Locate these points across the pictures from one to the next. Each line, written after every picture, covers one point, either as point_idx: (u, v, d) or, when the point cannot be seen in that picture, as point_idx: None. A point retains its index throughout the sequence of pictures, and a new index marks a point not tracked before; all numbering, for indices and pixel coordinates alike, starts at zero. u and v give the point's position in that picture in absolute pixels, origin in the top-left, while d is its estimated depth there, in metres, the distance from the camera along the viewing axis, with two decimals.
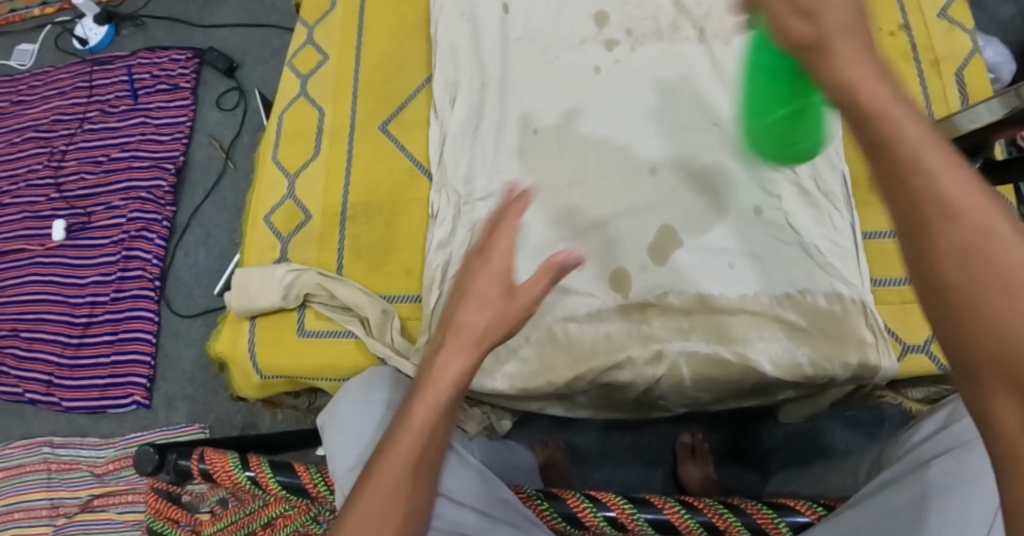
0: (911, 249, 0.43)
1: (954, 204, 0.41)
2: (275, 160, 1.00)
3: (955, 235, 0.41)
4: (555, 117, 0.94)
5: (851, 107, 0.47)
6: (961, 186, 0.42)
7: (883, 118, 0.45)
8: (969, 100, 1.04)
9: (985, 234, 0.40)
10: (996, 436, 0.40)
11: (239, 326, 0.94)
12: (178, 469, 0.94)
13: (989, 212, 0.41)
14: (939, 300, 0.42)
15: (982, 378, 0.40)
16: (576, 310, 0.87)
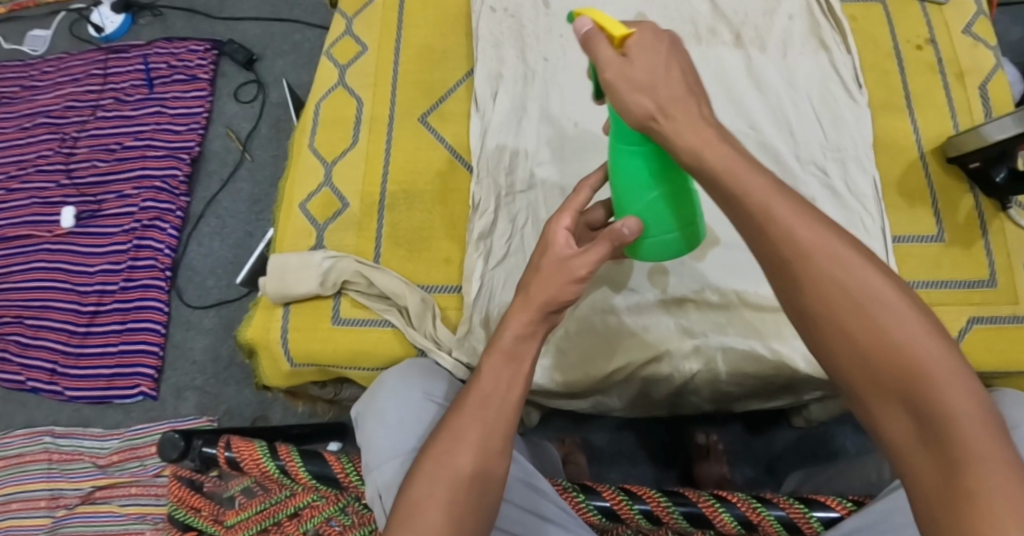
0: (791, 301, 0.52)
1: (812, 257, 0.52)
2: (312, 147, 1.00)
3: (823, 283, 0.51)
4: (595, 111, 0.93)
5: (728, 184, 0.55)
6: (805, 228, 0.52)
7: (730, 180, 0.55)
8: (993, 115, 0.98)
9: (845, 276, 0.51)
10: (892, 438, 0.49)
11: (272, 311, 0.93)
12: (203, 456, 0.93)
13: (832, 246, 0.52)
14: (826, 337, 0.51)
15: (856, 381, 0.50)
16: (615, 303, 0.88)
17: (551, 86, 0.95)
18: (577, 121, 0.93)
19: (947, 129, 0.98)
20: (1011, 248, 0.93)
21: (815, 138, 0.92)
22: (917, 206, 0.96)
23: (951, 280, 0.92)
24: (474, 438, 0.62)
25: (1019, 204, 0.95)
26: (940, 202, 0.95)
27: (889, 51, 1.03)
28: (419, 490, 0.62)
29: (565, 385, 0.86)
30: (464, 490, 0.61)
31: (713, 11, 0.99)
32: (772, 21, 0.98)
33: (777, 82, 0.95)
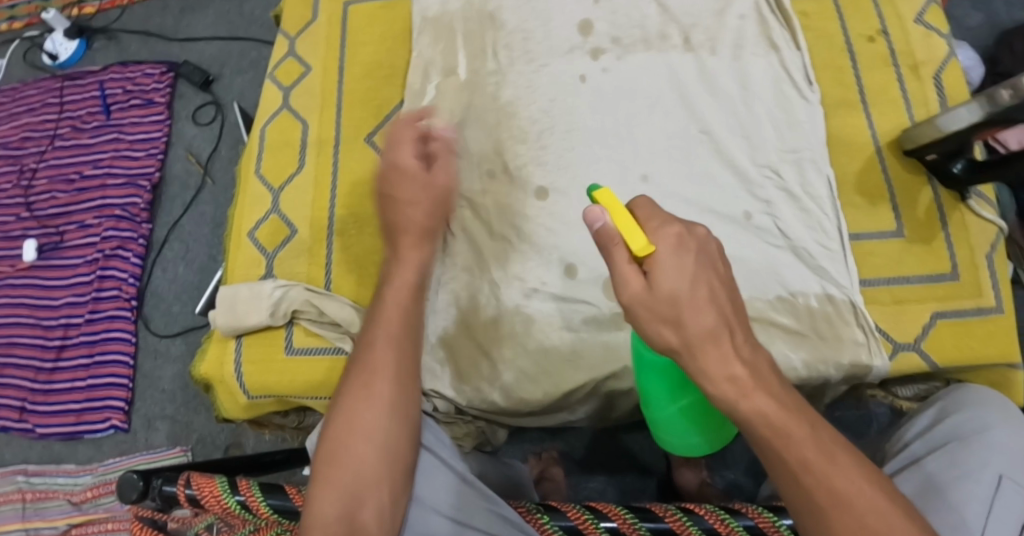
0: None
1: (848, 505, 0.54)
2: (258, 173, 0.98)
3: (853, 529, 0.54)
4: (542, 123, 0.90)
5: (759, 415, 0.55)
6: (844, 481, 0.55)
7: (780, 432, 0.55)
8: (948, 105, 0.97)
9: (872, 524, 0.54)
10: None
11: (225, 344, 0.90)
12: (164, 496, 0.89)
13: (863, 496, 0.55)
14: None
15: None
16: (572, 317, 0.83)
17: (502, 104, 0.92)
18: (519, 127, 0.90)
19: (904, 122, 0.97)
20: (971, 238, 0.92)
21: (770, 140, 0.89)
22: (876, 201, 0.94)
23: (913, 275, 0.91)
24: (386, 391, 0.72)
25: (977, 194, 0.94)
26: (898, 198, 0.94)
27: (842, 46, 1.00)
28: (342, 450, 0.69)
29: (526, 400, 0.82)
30: (382, 446, 0.69)
31: (661, 14, 0.95)
32: (722, 22, 0.94)
33: (730, 83, 0.91)
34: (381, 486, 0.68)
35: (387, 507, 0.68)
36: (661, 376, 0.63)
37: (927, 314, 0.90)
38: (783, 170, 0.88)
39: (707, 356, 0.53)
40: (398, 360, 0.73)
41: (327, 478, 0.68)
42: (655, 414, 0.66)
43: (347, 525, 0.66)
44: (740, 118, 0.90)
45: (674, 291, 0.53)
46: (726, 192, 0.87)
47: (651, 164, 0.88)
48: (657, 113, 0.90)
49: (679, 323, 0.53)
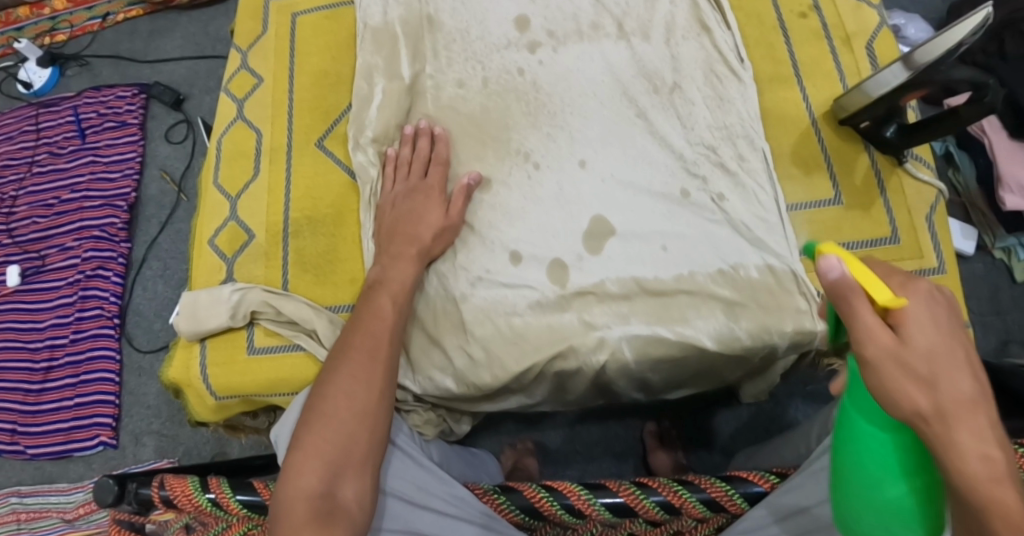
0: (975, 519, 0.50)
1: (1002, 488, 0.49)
2: (216, 183, 1.01)
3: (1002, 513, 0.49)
4: (483, 118, 0.95)
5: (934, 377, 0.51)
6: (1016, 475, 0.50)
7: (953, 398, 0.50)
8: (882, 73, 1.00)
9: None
10: None
11: (190, 348, 0.93)
12: (139, 499, 0.91)
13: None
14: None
15: None
16: (518, 302, 0.86)
17: (448, 106, 0.96)
18: (461, 122, 0.95)
19: (838, 92, 0.99)
20: (910, 201, 0.95)
21: (703, 118, 0.92)
22: (813, 172, 0.96)
23: (853, 242, 0.94)
24: (372, 374, 0.73)
25: (914, 157, 0.97)
26: (836, 167, 0.96)
27: (774, 23, 1.03)
28: (325, 425, 0.69)
29: (478, 385, 0.85)
30: (366, 426, 0.70)
31: (593, 5, 0.98)
32: (653, 8, 0.98)
33: (662, 67, 0.95)
34: (361, 465, 0.68)
35: (366, 488, 0.68)
36: (892, 449, 0.53)
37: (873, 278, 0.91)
38: (715, 148, 0.91)
39: (962, 424, 0.50)
40: (386, 347, 0.76)
41: (309, 451, 0.67)
42: (871, 496, 0.54)
43: (325, 499, 0.65)
44: (674, 101, 0.93)
45: (930, 347, 0.51)
46: (662, 173, 0.90)
47: (587, 150, 0.92)
48: (593, 102, 0.94)
49: (933, 382, 0.50)
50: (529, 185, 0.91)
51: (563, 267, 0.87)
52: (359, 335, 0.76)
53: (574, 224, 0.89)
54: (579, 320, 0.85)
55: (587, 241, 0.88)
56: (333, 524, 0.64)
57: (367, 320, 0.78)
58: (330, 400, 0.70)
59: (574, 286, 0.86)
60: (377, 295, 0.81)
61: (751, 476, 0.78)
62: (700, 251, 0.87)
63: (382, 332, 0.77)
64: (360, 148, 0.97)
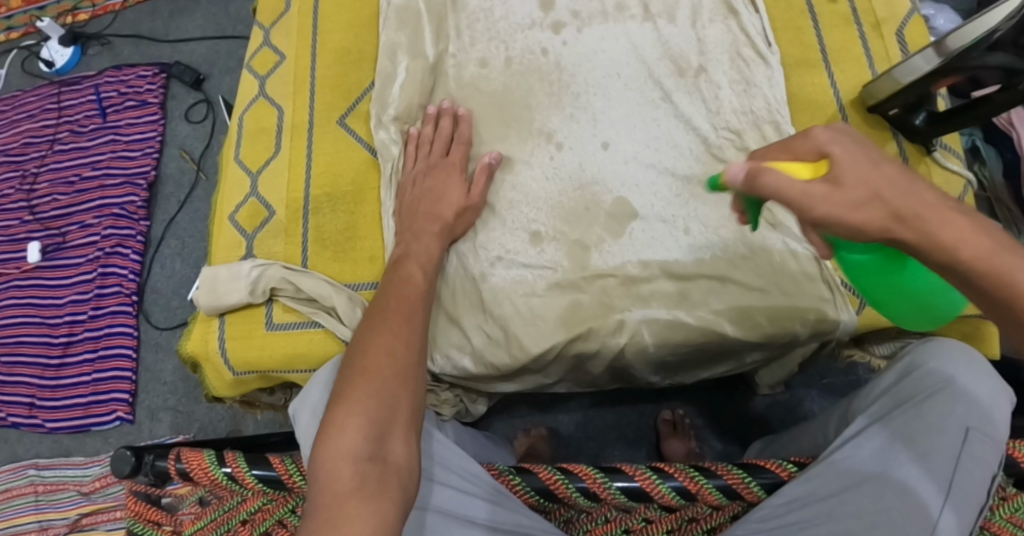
0: None
1: None
2: (237, 159, 1.01)
3: None
4: (505, 98, 0.94)
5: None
6: None
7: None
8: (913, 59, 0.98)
9: None
10: None
11: (209, 322, 0.94)
12: (156, 470, 0.92)
13: None
14: None
15: None
16: (537, 283, 0.86)
17: (470, 85, 0.95)
18: (482, 102, 0.94)
19: (867, 78, 0.97)
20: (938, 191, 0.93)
21: (731, 101, 0.91)
22: None
23: None
24: (410, 340, 0.71)
25: (943, 147, 0.95)
26: None
27: (803, 7, 1.02)
28: (367, 383, 0.66)
29: (496, 365, 0.85)
30: (408, 385, 0.68)
31: None
32: None
33: (687, 50, 0.94)
34: (404, 429, 0.65)
35: (410, 448, 0.65)
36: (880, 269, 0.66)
37: None
38: (741, 133, 0.90)
39: None
40: (419, 314, 0.75)
41: (352, 407, 0.64)
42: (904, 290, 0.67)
43: (370, 459, 0.61)
44: (699, 85, 0.92)
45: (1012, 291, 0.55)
46: (685, 157, 0.89)
47: (609, 132, 0.91)
48: (616, 85, 0.93)
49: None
50: (552, 166, 0.90)
51: (584, 249, 0.86)
52: (393, 302, 0.75)
53: (596, 205, 0.88)
54: (598, 303, 0.84)
55: (609, 223, 0.87)
56: (381, 486, 0.60)
57: (398, 289, 0.77)
58: (370, 357, 0.68)
59: (594, 267, 0.86)
60: (399, 267, 0.81)
61: (768, 463, 0.77)
62: (723, 236, 0.85)
63: (415, 301, 0.76)
64: (381, 126, 0.97)
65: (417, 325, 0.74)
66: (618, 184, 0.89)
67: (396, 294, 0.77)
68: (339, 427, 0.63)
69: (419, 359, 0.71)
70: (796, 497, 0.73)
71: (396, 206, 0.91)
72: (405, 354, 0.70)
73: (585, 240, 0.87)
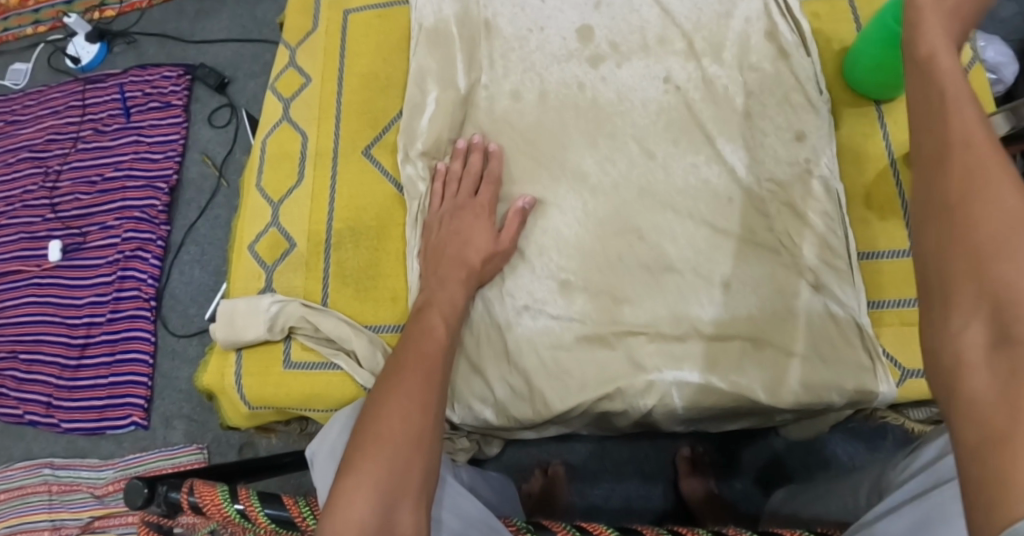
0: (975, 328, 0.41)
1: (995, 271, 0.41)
2: (259, 187, 1.00)
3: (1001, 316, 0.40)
4: (539, 134, 0.91)
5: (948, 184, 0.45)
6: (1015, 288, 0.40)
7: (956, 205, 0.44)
8: None
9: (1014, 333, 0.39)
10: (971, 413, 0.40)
11: (226, 356, 0.92)
12: (169, 502, 0.92)
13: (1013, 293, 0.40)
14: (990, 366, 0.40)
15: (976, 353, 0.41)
16: (564, 334, 0.83)
17: (503, 119, 0.93)
18: (516, 137, 0.92)
19: None
20: None
21: (774, 149, 0.88)
22: (889, 219, 0.89)
23: None
24: (427, 400, 0.69)
25: None
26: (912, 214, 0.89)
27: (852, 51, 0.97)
28: (380, 448, 0.64)
29: (518, 419, 0.83)
30: (422, 451, 0.66)
31: (663, 18, 0.94)
32: (727, 25, 0.93)
33: (731, 92, 0.90)
34: (415, 498, 0.63)
35: (422, 519, 0.62)
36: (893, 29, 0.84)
37: None
38: (781, 189, 0.86)
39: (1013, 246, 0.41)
40: (438, 371, 0.73)
41: (363, 474, 0.62)
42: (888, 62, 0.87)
43: (379, 532, 0.59)
44: (741, 132, 0.89)
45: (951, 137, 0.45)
46: (719, 210, 0.86)
47: (648, 178, 0.88)
48: (653, 135, 0.90)
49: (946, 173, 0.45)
50: (584, 215, 0.87)
51: (615, 303, 0.84)
52: (413, 356, 0.74)
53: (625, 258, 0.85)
54: (627, 361, 0.82)
55: (643, 277, 0.85)
56: None
57: (419, 341, 0.76)
58: (384, 420, 0.66)
59: (624, 321, 0.83)
60: (426, 314, 0.79)
61: (792, 534, 0.74)
62: (761, 296, 0.82)
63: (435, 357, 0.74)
64: (409, 158, 0.94)
65: (434, 383, 0.72)
66: (650, 232, 0.86)
67: (421, 346, 0.75)
68: (349, 493, 0.60)
69: (434, 420, 0.68)
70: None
71: (423, 249, 0.89)
72: (420, 415, 0.68)
73: (616, 294, 0.84)
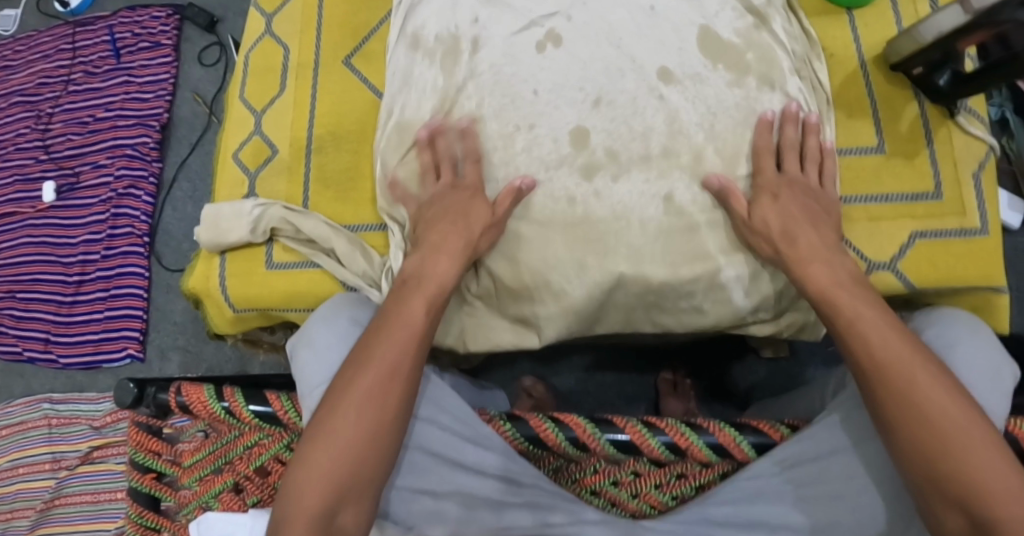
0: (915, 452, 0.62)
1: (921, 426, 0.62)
2: (242, 97, 1.01)
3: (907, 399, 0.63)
4: (504, 39, 0.89)
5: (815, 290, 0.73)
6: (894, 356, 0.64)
7: (906, 384, 0.63)
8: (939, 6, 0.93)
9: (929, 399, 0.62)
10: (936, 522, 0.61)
11: (211, 260, 0.94)
12: (158, 403, 0.95)
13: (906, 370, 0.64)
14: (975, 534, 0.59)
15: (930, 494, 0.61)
16: (531, 232, 0.82)
17: (479, 43, 0.90)
18: (489, 62, 0.89)
19: (891, 34, 0.92)
20: (957, 156, 0.87)
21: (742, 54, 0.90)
22: (856, 116, 0.90)
23: (893, 193, 0.87)
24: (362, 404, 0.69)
25: (967, 110, 0.89)
26: (881, 113, 0.89)
27: None
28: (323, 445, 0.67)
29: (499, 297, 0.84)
30: (362, 441, 0.68)
31: None
32: None
33: None
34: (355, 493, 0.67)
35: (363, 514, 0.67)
36: None
37: (906, 233, 0.86)
38: (756, 106, 0.84)
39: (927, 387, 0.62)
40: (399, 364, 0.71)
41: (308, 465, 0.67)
42: None
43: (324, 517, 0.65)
44: (724, 49, 0.86)
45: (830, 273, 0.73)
46: (687, 130, 0.83)
47: (609, 91, 0.85)
48: (635, 39, 0.87)
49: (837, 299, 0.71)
50: (560, 131, 0.85)
51: (585, 218, 0.81)
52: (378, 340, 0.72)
53: (598, 175, 0.82)
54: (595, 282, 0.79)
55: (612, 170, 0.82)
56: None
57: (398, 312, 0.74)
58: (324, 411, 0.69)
59: (598, 237, 0.80)
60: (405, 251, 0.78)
61: (759, 424, 0.77)
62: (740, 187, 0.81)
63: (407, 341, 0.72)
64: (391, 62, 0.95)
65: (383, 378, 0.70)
66: (620, 147, 0.83)
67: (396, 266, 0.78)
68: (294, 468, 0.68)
69: (369, 409, 0.68)
70: (787, 457, 0.72)
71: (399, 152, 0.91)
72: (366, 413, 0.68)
73: (586, 208, 0.81)
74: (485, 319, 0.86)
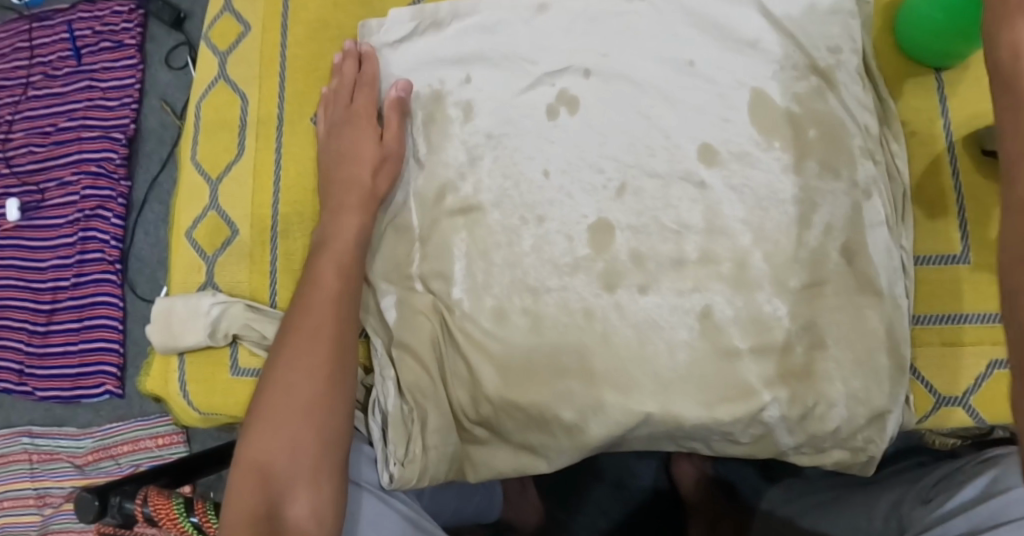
0: None
1: None
2: (194, 160, 0.87)
3: None
4: (519, 115, 0.76)
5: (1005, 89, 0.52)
6: None
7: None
8: None
9: None
10: None
11: (167, 360, 0.82)
12: (124, 513, 0.86)
13: None
14: None
15: None
16: (536, 356, 0.70)
17: (470, 109, 0.77)
18: (488, 133, 0.76)
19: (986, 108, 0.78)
20: None
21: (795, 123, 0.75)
22: (939, 215, 0.78)
23: (981, 312, 0.76)
24: (309, 411, 0.68)
25: None
26: (970, 214, 0.77)
27: None
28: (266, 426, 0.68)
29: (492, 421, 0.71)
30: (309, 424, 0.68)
31: None
32: None
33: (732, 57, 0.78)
34: (310, 476, 0.67)
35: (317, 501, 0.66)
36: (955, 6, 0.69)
37: (991, 359, 0.76)
38: (818, 197, 0.69)
39: None
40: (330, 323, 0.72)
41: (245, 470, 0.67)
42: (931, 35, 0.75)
43: (268, 515, 0.65)
44: (777, 121, 0.71)
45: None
46: (726, 229, 0.70)
47: (632, 171, 0.73)
48: (668, 111, 0.74)
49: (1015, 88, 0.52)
50: (573, 225, 0.72)
51: (604, 339, 0.69)
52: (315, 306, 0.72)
53: (621, 285, 0.70)
54: (613, 421, 0.67)
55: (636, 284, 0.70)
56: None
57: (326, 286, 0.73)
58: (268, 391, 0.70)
59: (620, 366, 0.68)
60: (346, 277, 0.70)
61: None
62: (790, 303, 0.68)
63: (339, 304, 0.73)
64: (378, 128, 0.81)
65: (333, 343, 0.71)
66: (648, 250, 0.71)
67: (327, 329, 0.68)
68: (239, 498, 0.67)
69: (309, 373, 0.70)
70: None
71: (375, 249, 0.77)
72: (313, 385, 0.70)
73: (606, 325, 0.69)
74: (486, 444, 0.73)
